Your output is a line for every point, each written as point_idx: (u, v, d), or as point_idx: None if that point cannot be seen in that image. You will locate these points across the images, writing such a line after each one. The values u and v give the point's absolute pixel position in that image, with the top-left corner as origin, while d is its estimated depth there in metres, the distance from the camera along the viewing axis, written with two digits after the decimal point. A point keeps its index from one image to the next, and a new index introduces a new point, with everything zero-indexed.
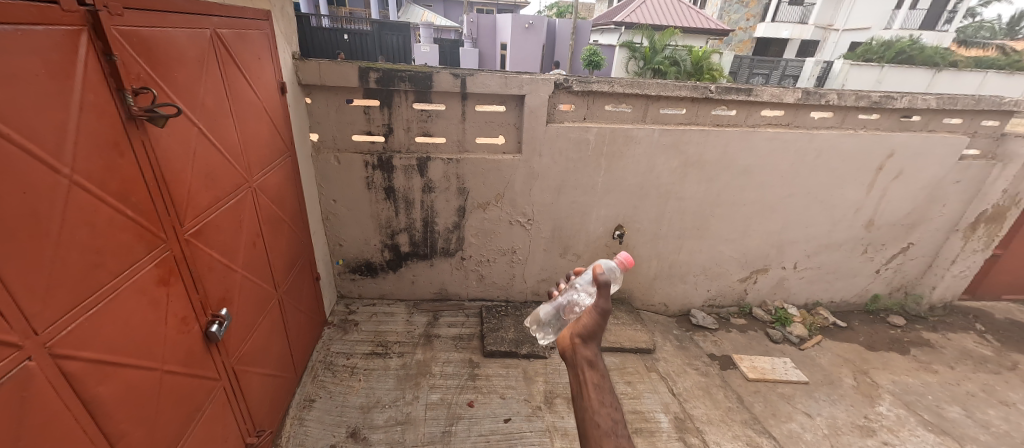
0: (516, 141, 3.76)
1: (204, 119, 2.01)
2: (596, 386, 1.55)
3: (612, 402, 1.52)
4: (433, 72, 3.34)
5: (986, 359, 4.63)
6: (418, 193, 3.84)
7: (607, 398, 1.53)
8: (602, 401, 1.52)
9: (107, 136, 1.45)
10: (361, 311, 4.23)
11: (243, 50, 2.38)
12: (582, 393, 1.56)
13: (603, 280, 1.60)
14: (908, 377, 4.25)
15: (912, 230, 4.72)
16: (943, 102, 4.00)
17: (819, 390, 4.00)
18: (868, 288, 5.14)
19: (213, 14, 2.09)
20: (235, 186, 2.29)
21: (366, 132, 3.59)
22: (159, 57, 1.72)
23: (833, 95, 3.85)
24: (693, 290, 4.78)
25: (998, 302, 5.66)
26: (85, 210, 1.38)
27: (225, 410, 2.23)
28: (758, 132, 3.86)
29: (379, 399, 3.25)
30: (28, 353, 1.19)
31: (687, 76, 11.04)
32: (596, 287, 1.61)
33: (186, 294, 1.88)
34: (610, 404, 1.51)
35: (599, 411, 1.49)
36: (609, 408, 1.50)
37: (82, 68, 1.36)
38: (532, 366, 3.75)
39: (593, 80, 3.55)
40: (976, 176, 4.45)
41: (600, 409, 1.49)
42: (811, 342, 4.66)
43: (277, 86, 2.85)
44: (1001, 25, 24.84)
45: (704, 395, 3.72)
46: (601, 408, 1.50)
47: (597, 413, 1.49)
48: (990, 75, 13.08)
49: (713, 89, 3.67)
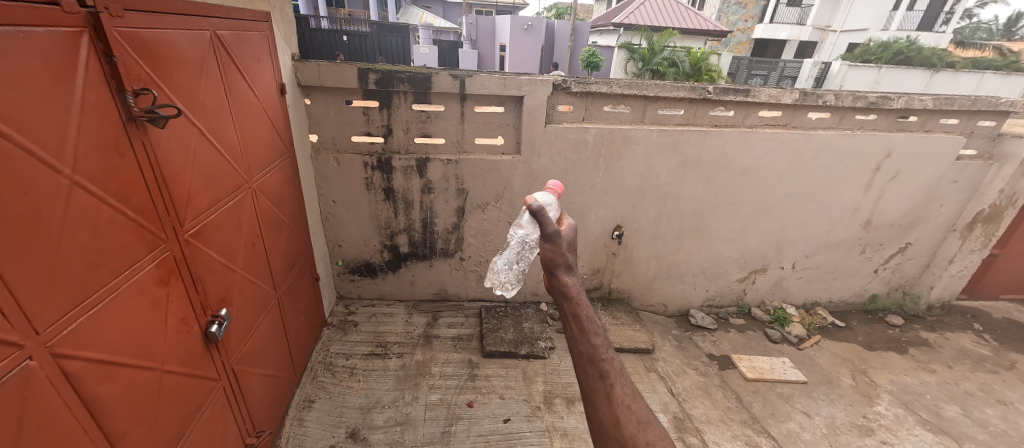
0: (515, 142, 3.77)
1: (204, 120, 2.02)
2: (576, 317, 1.42)
3: (596, 329, 1.40)
4: (433, 73, 3.35)
5: (984, 358, 4.64)
6: (417, 194, 3.84)
7: (589, 325, 1.41)
8: (583, 330, 1.40)
9: (107, 137, 1.45)
10: (360, 312, 4.24)
11: (243, 50, 2.39)
12: (566, 324, 1.44)
13: (536, 209, 1.44)
14: (907, 377, 4.26)
15: (910, 230, 4.74)
16: (940, 102, 4.02)
17: (818, 390, 4.01)
18: (866, 288, 5.16)
19: (212, 15, 2.10)
20: (235, 187, 2.29)
21: (366, 133, 3.59)
22: (159, 58, 1.72)
23: (830, 95, 3.87)
24: (691, 290, 4.79)
25: (996, 302, 5.68)
26: (86, 210, 1.38)
27: (225, 410, 2.23)
28: (755, 133, 3.88)
29: (379, 400, 3.26)
30: (28, 352, 1.20)
31: (686, 78, 11.06)
32: (534, 221, 1.46)
33: (186, 294, 1.89)
34: (594, 333, 1.39)
35: (581, 342, 1.39)
36: (592, 335, 1.39)
37: (83, 69, 1.36)
38: (531, 366, 3.76)
39: (591, 81, 3.57)
40: (973, 176, 4.47)
41: (583, 339, 1.39)
42: (809, 342, 4.68)
43: (276, 87, 2.86)
44: (998, 26, 24.96)
45: (704, 395, 3.73)
46: (583, 339, 1.39)
47: (581, 344, 1.39)
48: (987, 76, 13.14)
49: (711, 90, 3.69)
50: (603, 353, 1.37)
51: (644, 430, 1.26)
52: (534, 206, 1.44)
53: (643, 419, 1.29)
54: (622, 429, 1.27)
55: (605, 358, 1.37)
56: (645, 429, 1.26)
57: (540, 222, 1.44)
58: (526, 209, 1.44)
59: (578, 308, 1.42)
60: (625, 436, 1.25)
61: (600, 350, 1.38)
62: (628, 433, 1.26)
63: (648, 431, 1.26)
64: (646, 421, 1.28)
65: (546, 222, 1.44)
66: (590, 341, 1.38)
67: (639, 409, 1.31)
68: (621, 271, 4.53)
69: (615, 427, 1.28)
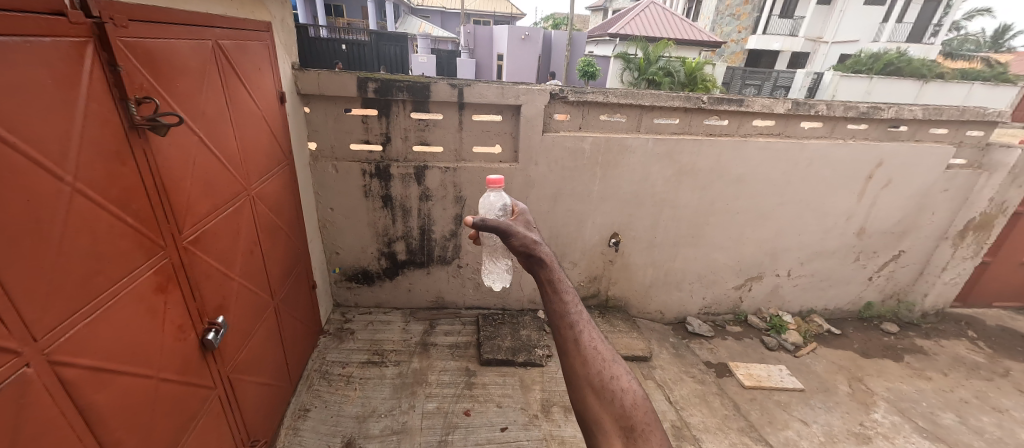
0: (512, 150, 3.81)
1: (204, 129, 2.03)
2: (550, 279, 1.56)
3: (568, 288, 1.56)
4: (432, 82, 3.40)
5: (979, 366, 4.66)
6: (415, 201, 3.86)
7: (561, 285, 1.56)
8: (556, 290, 1.55)
9: (109, 146, 1.47)
10: (357, 320, 4.22)
11: (244, 60, 2.43)
12: (541, 289, 1.57)
13: (478, 223, 1.57)
14: (903, 384, 4.27)
15: (903, 238, 4.79)
16: (929, 112, 4.11)
17: (815, 397, 4.02)
18: (861, 295, 5.19)
19: (215, 26, 2.14)
20: (233, 194, 2.30)
21: (364, 140, 3.62)
22: (162, 69, 1.75)
23: (822, 105, 3.94)
24: (688, 297, 4.80)
25: (990, 309, 5.72)
26: (86, 217, 1.39)
27: (219, 419, 2.21)
28: (750, 141, 3.94)
29: (376, 408, 3.24)
30: (25, 360, 1.19)
31: (681, 87, 11.27)
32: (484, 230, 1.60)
33: (183, 301, 1.89)
34: (564, 291, 1.55)
35: (554, 300, 1.52)
36: (564, 293, 1.54)
37: (87, 79, 1.38)
38: (528, 374, 3.74)
39: (587, 90, 3.62)
40: (964, 184, 4.54)
41: (556, 297, 1.53)
42: (806, 349, 4.69)
43: (277, 96, 2.90)
44: (985, 38, 25.67)
45: (701, 403, 3.72)
46: (556, 297, 1.53)
47: (554, 302, 1.52)
48: (976, 86, 13.44)
49: (705, 100, 3.76)
50: (572, 307, 1.51)
51: (610, 367, 1.41)
52: (475, 222, 1.57)
53: (609, 358, 1.44)
54: (590, 368, 1.39)
55: (575, 310, 1.51)
56: (610, 366, 1.41)
57: (489, 228, 1.60)
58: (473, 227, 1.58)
59: (551, 272, 1.58)
60: (593, 375, 1.38)
61: (569, 305, 1.52)
62: (596, 370, 1.39)
63: (612, 368, 1.41)
64: (611, 359, 1.43)
65: (493, 225, 1.60)
66: (561, 298, 1.53)
67: (604, 350, 1.46)
68: (618, 278, 4.54)
69: (584, 367, 1.39)
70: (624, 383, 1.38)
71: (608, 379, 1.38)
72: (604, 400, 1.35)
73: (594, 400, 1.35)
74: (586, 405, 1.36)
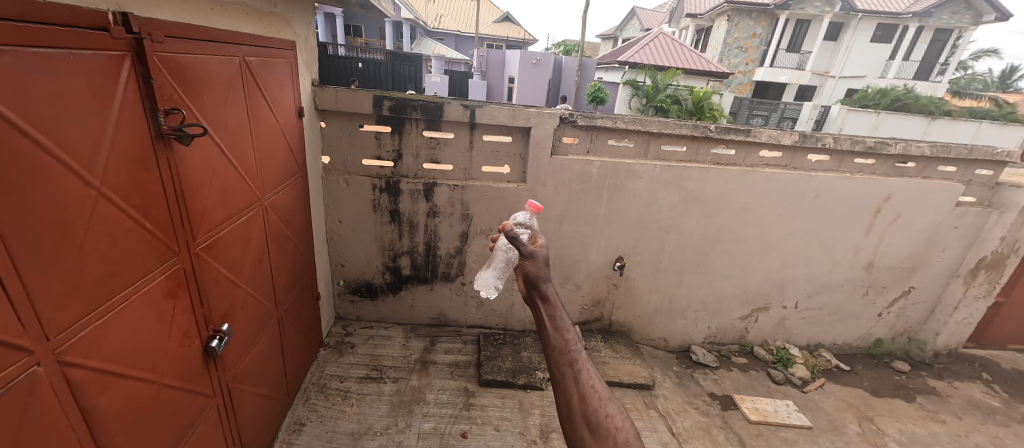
0: (521, 171, 3.87)
1: (225, 139, 2.11)
2: (551, 317, 1.58)
3: (567, 326, 1.57)
4: (444, 103, 3.49)
5: (994, 410, 4.50)
6: (422, 218, 3.91)
7: (561, 323, 1.57)
8: (556, 327, 1.56)
9: (136, 153, 1.53)
10: (358, 333, 4.20)
11: (268, 76, 2.53)
12: (541, 326, 1.59)
13: (513, 234, 1.66)
14: (915, 426, 4.12)
15: (912, 274, 4.72)
16: (937, 149, 4.13)
17: (823, 436, 3.88)
18: (870, 331, 5.07)
19: (244, 44, 2.24)
20: (247, 204, 2.35)
21: (376, 156, 3.70)
22: (192, 82, 1.83)
23: (829, 139, 3.98)
24: (693, 325, 4.73)
25: (1004, 351, 5.55)
26: (109, 220, 1.43)
27: (214, 429, 2.17)
28: (757, 172, 3.97)
29: (371, 426, 3.17)
30: (37, 358, 1.21)
31: (687, 115, 11.46)
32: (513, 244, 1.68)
33: (190, 307, 1.91)
34: (565, 329, 1.55)
35: (554, 337, 1.53)
36: (564, 331, 1.55)
37: (122, 89, 1.46)
38: (528, 398, 3.66)
39: (596, 116, 3.70)
40: (974, 222, 4.50)
41: (556, 334, 1.54)
42: (813, 385, 4.57)
43: (295, 111, 3.00)
44: (991, 78, 25.98)
45: (705, 436, 3.63)
46: (556, 334, 1.53)
47: (554, 339, 1.53)
48: (984, 125, 13.45)
49: (712, 129, 3.82)
50: (572, 344, 1.52)
51: (605, 405, 1.40)
52: (511, 231, 1.65)
53: (604, 396, 1.43)
54: (587, 405, 1.39)
55: (574, 346, 1.52)
56: (605, 404, 1.40)
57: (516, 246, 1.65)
58: (505, 233, 1.66)
59: (552, 310, 1.60)
60: (589, 411, 1.38)
61: (569, 342, 1.52)
62: (592, 407, 1.38)
63: (607, 405, 1.40)
64: (605, 397, 1.43)
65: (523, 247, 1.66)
66: (561, 335, 1.53)
67: (600, 388, 1.46)
68: (621, 303, 4.51)
69: (581, 403, 1.40)
70: (617, 420, 1.37)
71: (604, 417, 1.37)
72: (598, 437, 1.32)
73: (587, 436, 1.34)
74: (580, 439, 1.35)
